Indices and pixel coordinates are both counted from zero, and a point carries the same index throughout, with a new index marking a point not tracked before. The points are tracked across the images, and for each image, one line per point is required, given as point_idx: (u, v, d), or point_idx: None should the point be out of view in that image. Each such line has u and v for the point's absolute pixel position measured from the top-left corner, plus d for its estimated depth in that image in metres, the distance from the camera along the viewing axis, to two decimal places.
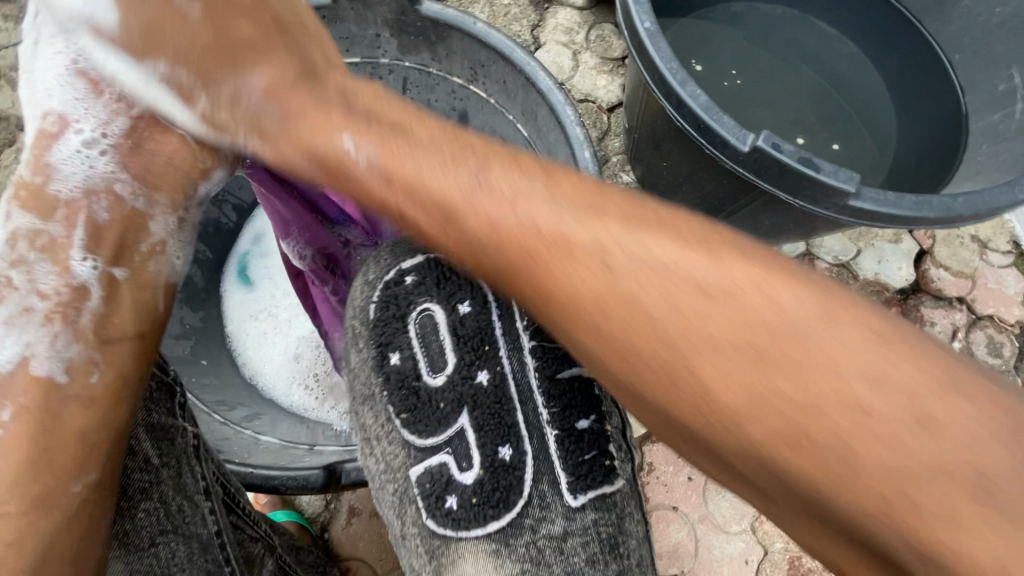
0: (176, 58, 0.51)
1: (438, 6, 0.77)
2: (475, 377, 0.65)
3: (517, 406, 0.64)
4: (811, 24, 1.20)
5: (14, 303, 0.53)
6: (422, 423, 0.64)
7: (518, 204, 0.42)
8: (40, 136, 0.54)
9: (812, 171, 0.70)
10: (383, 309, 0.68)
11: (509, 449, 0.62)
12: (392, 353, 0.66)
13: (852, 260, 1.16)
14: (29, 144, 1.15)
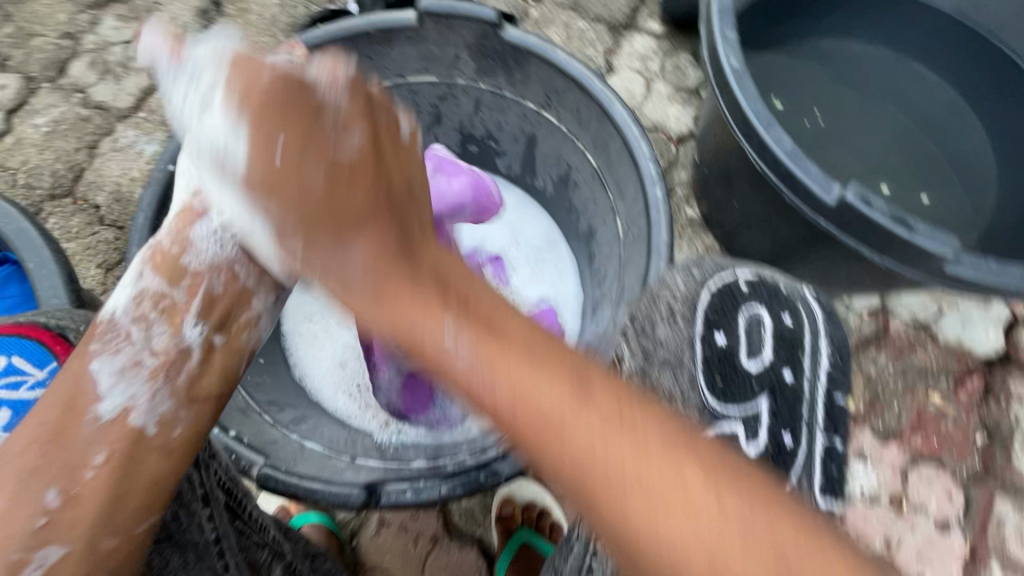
0: (291, 130, 0.47)
1: (521, 34, 0.78)
2: (779, 373, 0.68)
3: (802, 404, 0.67)
4: (908, 67, 1.13)
5: (127, 356, 0.51)
6: (735, 392, 0.66)
7: (526, 385, 0.42)
8: (183, 213, 0.56)
9: (904, 231, 0.66)
10: (700, 283, 0.67)
11: (790, 436, 0.66)
12: (720, 332, 0.67)
13: (931, 320, 1.08)
14: (125, 135, 1.24)
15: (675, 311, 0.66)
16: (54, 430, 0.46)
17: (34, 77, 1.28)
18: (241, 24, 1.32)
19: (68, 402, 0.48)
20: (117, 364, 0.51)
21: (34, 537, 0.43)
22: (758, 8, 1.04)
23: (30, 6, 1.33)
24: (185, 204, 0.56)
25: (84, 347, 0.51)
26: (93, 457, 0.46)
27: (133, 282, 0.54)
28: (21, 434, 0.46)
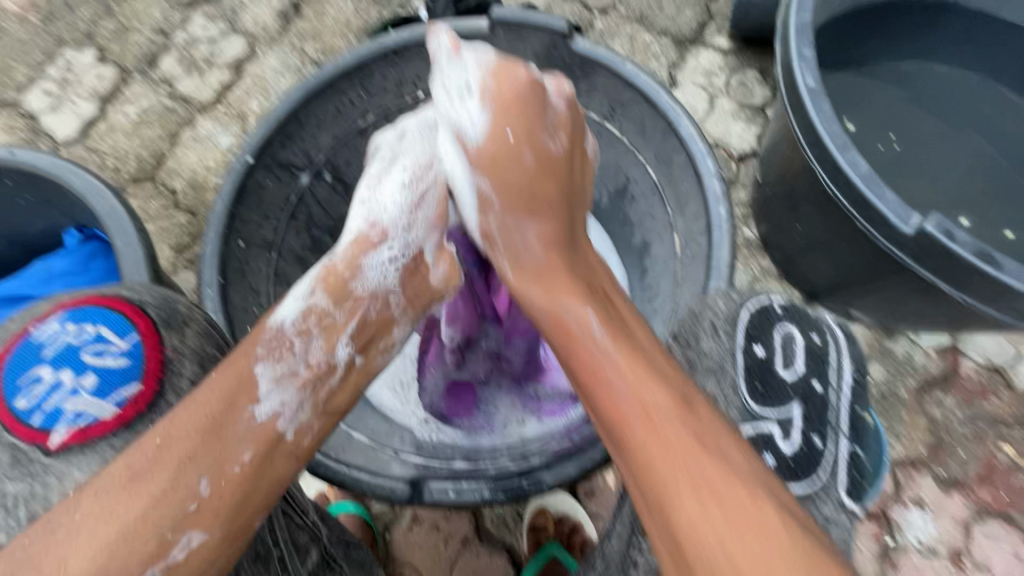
0: (494, 183, 0.63)
1: (590, 45, 0.78)
2: (812, 386, 0.61)
3: (834, 413, 0.60)
4: (996, 94, 1.06)
5: (282, 365, 0.55)
6: (769, 399, 0.60)
7: (655, 414, 0.47)
8: (359, 241, 0.63)
9: (991, 268, 0.61)
10: (737, 301, 0.63)
11: (821, 439, 0.59)
12: (756, 346, 0.62)
13: (1007, 365, 1.00)
14: (204, 126, 1.32)
15: (717, 326, 0.62)
16: (209, 421, 0.47)
17: (128, 69, 1.38)
18: (317, 26, 1.38)
19: (229, 398, 0.49)
20: (279, 370, 0.54)
21: (182, 520, 0.43)
22: (836, 27, 1.00)
23: (130, 4, 1.44)
24: (360, 234, 0.64)
25: (250, 349, 0.54)
26: (241, 453, 0.48)
27: (305, 297, 0.59)
28: (179, 419, 0.46)
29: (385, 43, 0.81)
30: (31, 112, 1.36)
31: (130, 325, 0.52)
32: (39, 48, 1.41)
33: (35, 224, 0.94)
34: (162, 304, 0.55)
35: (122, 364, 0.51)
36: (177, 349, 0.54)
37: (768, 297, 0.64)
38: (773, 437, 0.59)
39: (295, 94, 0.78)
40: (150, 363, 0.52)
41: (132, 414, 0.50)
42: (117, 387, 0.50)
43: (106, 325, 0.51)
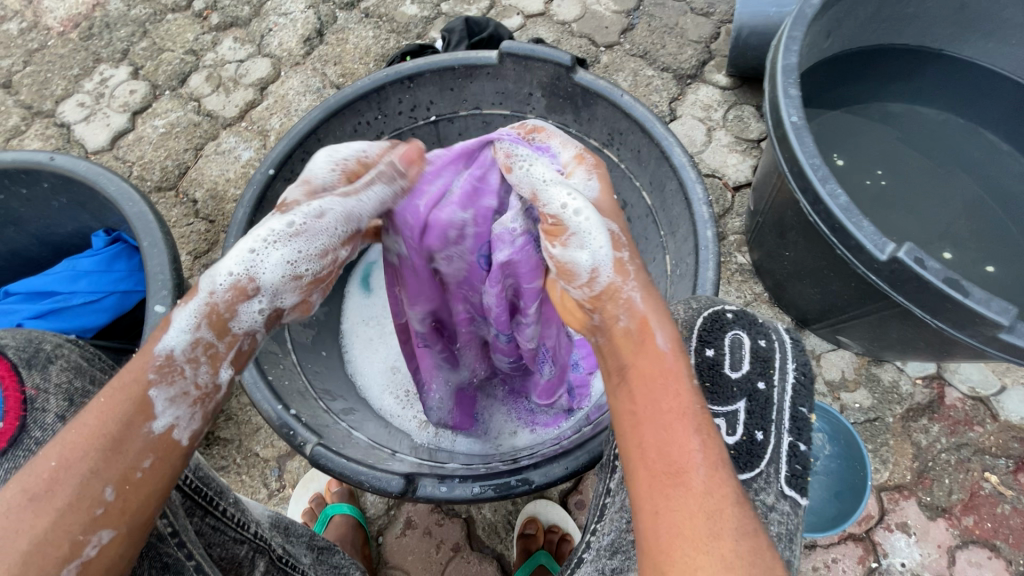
0: (622, 226, 0.55)
1: (592, 78, 0.85)
2: (755, 385, 0.58)
3: (778, 409, 0.58)
4: (978, 135, 1.12)
5: (177, 386, 0.47)
6: (717, 394, 0.58)
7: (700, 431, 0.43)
8: (234, 286, 0.50)
9: (958, 294, 0.65)
10: (693, 309, 0.61)
11: (764, 434, 0.56)
12: (707, 349, 0.59)
13: (992, 396, 1.03)
14: (227, 141, 1.39)
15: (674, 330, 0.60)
16: (105, 436, 0.42)
17: (159, 86, 1.46)
18: (339, 52, 1.47)
19: (126, 417, 0.43)
20: (173, 392, 0.46)
21: (86, 524, 0.40)
22: (824, 70, 1.06)
23: (164, 26, 1.53)
24: (235, 281, 0.50)
25: (140, 375, 0.46)
26: (140, 462, 0.43)
27: (187, 328, 0.48)
28: (72, 441, 0.41)
29: (402, 70, 0.87)
30: (66, 122, 1.44)
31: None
32: (77, 64, 1.50)
33: (64, 226, 0.99)
34: (22, 343, 0.57)
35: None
36: (39, 386, 0.55)
37: (718, 303, 0.62)
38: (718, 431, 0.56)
39: (317, 113, 0.85)
40: (9, 402, 0.52)
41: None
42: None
43: None
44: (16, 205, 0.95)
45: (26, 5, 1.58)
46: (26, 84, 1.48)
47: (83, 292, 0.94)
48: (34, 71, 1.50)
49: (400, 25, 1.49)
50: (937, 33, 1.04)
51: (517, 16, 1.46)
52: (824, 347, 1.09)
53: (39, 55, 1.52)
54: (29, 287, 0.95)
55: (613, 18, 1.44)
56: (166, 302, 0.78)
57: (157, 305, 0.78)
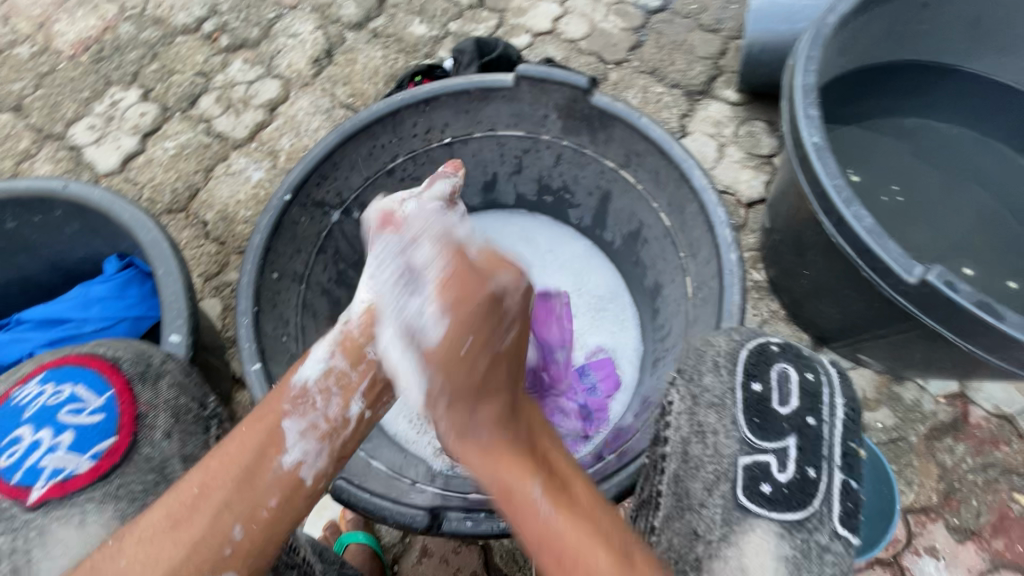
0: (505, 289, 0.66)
1: (609, 100, 0.83)
2: (805, 419, 0.56)
3: (830, 445, 0.56)
4: (994, 148, 1.11)
5: (307, 419, 0.55)
6: (768, 427, 0.56)
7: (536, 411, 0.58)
8: (365, 314, 0.61)
9: (992, 318, 0.64)
10: (735, 340, 0.60)
11: (816, 471, 0.55)
12: (754, 382, 0.58)
13: (1018, 414, 1.01)
14: (237, 162, 1.39)
15: (719, 364, 0.60)
16: (242, 468, 0.51)
17: (169, 107, 1.47)
18: (348, 72, 1.48)
19: (262, 447, 0.52)
20: (303, 424, 0.54)
21: (217, 562, 0.47)
22: (838, 85, 1.06)
23: (174, 48, 1.54)
24: (365, 308, 0.61)
25: (276, 406, 0.55)
26: (268, 499, 0.50)
27: (324, 359, 0.58)
28: (214, 469, 0.50)
29: (417, 94, 0.87)
30: (76, 145, 1.44)
31: (106, 383, 0.65)
32: (87, 86, 1.51)
33: (77, 252, 0.99)
34: (137, 360, 0.68)
35: (98, 420, 0.62)
36: (152, 403, 0.66)
37: (764, 334, 0.61)
38: (768, 467, 0.55)
39: (332, 137, 0.84)
40: (126, 416, 0.63)
41: (108, 464, 0.60)
42: (95, 442, 0.61)
43: (86, 385, 0.64)
44: (29, 232, 0.94)
45: (37, 28, 1.59)
46: (37, 107, 1.49)
47: (95, 318, 0.94)
48: (45, 94, 1.51)
49: (408, 45, 1.49)
50: (952, 48, 1.04)
51: (525, 34, 1.47)
52: (844, 365, 1.07)
53: (50, 79, 1.53)
54: (41, 314, 0.95)
55: (621, 35, 1.44)
56: (182, 331, 0.78)
57: (172, 334, 0.77)
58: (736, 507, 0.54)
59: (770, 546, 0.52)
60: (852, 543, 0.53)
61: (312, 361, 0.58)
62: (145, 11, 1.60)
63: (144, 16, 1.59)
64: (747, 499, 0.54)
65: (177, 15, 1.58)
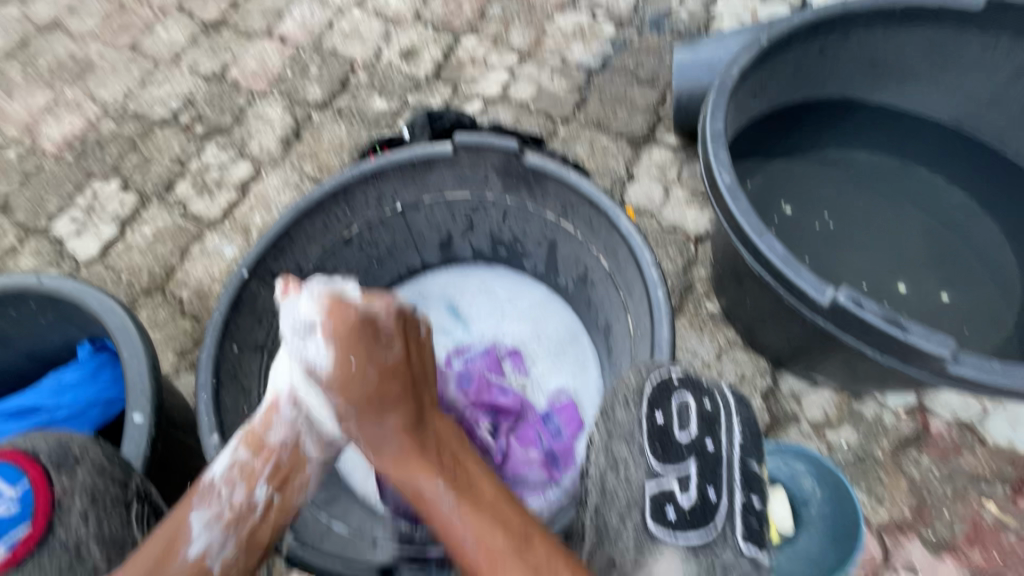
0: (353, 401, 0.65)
1: (541, 160, 0.91)
2: (703, 443, 0.59)
3: (731, 466, 0.59)
4: (915, 171, 1.18)
5: (214, 508, 0.63)
6: (669, 453, 0.59)
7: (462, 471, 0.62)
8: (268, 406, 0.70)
9: (898, 332, 0.68)
10: (642, 373, 0.64)
11: (715, 491, 0.57)
12: (658, 413, 0.61)
13: (976, 420, 1.03)
14: (212, 240, 1.46)
15: (627, 398, 0.63)
16: (152, 560, 0.57)
17: (147, 195, 1.55)
18: (315, 148, 1.57)
19: (167, 544, 0.59)
20: (209, 515, 0.62)
21: None
22: (760, 127, 1.15)
23: (153, 139, 1.65)
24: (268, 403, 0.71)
25: (186, 501, 0.63)
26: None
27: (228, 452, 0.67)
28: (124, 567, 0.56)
29: (365, 168, 0.94)
30: (58, 236, 1.51)
31: (22, 473, 0.64)
32: (70, 182, 1.60)
33: (51, 341, 1.03)
34: (56, 450, 0.68)
35: (12, 511, 0.61)
36: (66, 487, 0.65)
37: (664, 366, 0.64)
38: (673, 492, 0.57)
39: (286, 215, 0.90)
40: (40, 503, 0.63)
41: (20, 552, 0.60)
42: (9, 531, 0.60)
43: (4, 476, 0.64)
44: (5, 326, 0.98)
45: (24, 132, 1.70)
46: (22, 205, 1.57)
47: (67, 403, 0.97)
48: (30, 192, 1.59)
49: (370, 118, 1.60)
50: (858, 86, 1.14)
51: (478, 101, 1.58)
52: (803, 387, 1.10)
53: (35, 177, 1.62)
54: (14, 404, 0.97)
55: (566, 94, 1.56)
56: (145, 410, 0.81)
57: (135, 413, 0.80)
58: (646, 534, 0.55)
59: (676, 568, 0.53)
60: (758, 560, 0.55)
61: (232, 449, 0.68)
62: (125, 108, 1.71)
63: (124, 113, 1.70)
64: (656, 524, 0.56)
65: (155, 109, 1.70)
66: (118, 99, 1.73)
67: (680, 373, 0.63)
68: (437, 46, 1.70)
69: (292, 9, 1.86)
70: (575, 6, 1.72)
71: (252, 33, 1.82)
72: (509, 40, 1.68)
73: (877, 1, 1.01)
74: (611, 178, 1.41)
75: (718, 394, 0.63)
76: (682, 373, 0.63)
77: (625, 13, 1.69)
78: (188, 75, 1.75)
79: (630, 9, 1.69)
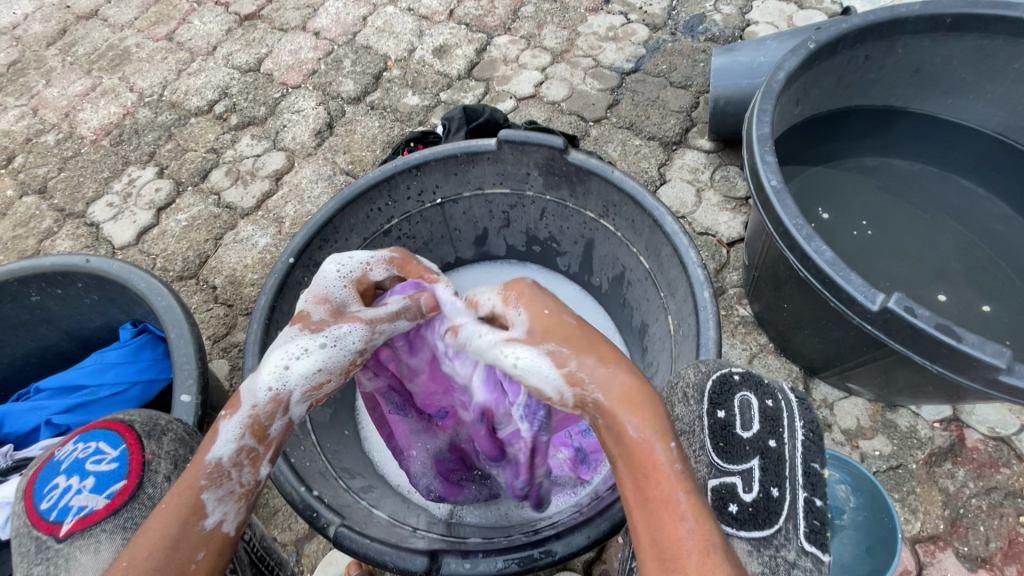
0: (563, 337, 0.55)
1: (584, 157, 0.92)
2: (766, 442, 0.60)
3: (795, 465, 0.59)
4: (955, 181, 1.18)
5: (223, 487, 0.52)
6: (733, 449, 0.60)
7: (647, 454, 0.48)
8: (274, 399, 0.58)
9: (952, 340, 0.68)
10: (702, 371, 0.64)
11: (779, 490, 0.57)
12: (719, 411, 0.61)
13: (1013, 435, 1.02)
14: (245, 229, 1.48)
15: (687, 394, 0.63)
16: (171, 537, 0.49)
17: (182, 182, 1.57)
18: (348, 141, 1.59)
19: (184, 516, 0.50)
20: (219, 493, 0.52)
21: None
22: (799, 132, 1.15)
23: (188, 128, 1.67)
24: (274, 395, 0.59)
25: (193, 480, 0.51)
26: (196, 554, 0.49)
27: (230, 440, 0.54)
28: (138, 548, 0.48)
29: (409, 161, 0.95)
30: (95, 221, 1.54)
31: (121, 437, 0.68)
32: (107, 167, 1.63)
33: (94, 320, 1.05)
34: (147, 419, 0.71)
35: (113, 467, 0.65)
36: (155, 452, 0.68)
37: (725, 364, 0.64)
38: (736, 488, 0.57)
39: (332, 204, 0.92)
40: (133, 463, 0.66)
41: (120, 502, 0.63)
42: (109, 483, 0.64)
43: (106, 441, 0.68)
44: (51, 303, 1.00)
45: (62, 118, 1.73)
46: (60, 188, 1.60)
47: (109, 383, 0.98)
48: (68, 176, 1.62)
49: (403, 114, 1.62)
50: (900, 94, 1.14)
51: (510, 99, 1.59)
52: (836, 396, 1.09)
53: (73, 162, 1.65)
54: (59, 382, 1.00)
55: (599, 95, 1.56)
56: (192, 391, 0.82)
57: (183, 394, 0.82)
58: None
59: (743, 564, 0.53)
60: (821, 558, 0.55)
61: (221, 434, 0.54)
62: (162, 97, 1.74)
63: (161, 101, 1.73)
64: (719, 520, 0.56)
65: (191, 99, 1.73)
66: (155, 88, 1.76)
67: (736, 373, 0.64)
68: (471, 44, 1.71)
69: (328, 4, 1.88)
70: (609, 8, 1.72)
71: (287, 27, 1.84)
72: (542, 40, 1.69)
73: (926, 7, 1.00)
74: (643, 180, 1.41)
75: (779, 396, 0.63)
76: (739, 373, 0.63)
77: (659, 16, 1.69)
78: (223, 66, 1.78)
79: (664, 13, 1.69)
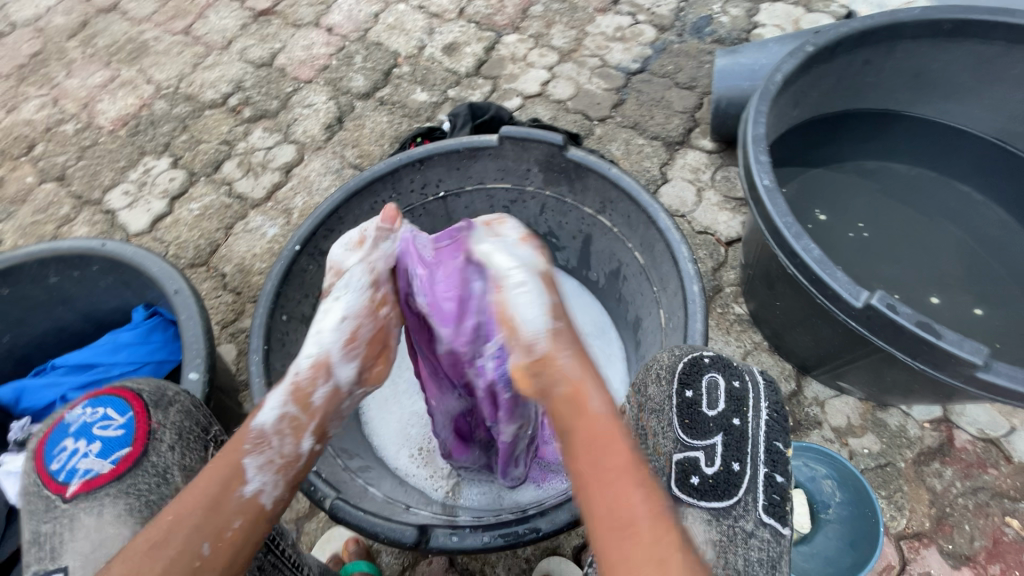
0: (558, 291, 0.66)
1: (583, 154, 0.95)
2: (729, 419, 0.62)
3: (758, 442, 0.61)
4: (954, 187, 1.20)
5: (265, 455, 0.60)
6: (697, 425, 0.62)
7: (601, 428, 0.54)
8: (314, 365, 0.67)
9: (932, 337, 0.70)
10: (675, 355, 0.68)
11: (740, 464, 0.60)
12: (687, 390, 0.64)
13: (1003, 437, 1.03)
14: (255, 219, 1.52)
15: (660, 376, 0.67)
16: (211, 499, 0.55)
17: (196, 172, 1.62)
18: (357, 136, 1.63)
19: (227, 480, 0.56)
20: (261, 459, 0.59)
21: None
22: (796, 134, 1.16)
23: (202, 120, 1.72)
24: (314, 360, 0.67)
25: (239, 447, 0.59)
26: (231, 521, 0.55)
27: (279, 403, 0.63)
28: (185, 503, 0.55)
29: (413, 154, 0.98)
30: (111, 208, 1.59)
31: (128, 405, 0.70)
32: (123, 157, 1.67)
33: (108, 302, 1.09)
34: (156, 389, 0.74)
35: (119, 434, 0.68)
36: (162, 421, 0.71)
37: (697, 348, 0.68)
38: (698, 462, 0.60)
39: (337, 194, 0.95)
40: (139, 431, 0.69)
41: (124, 468, 0.66)
42: (114, 449, 0.67)
43: (113, 407, 0.70)
44: (68, 285, 1.05)
45: (82, 108, 1.78)
46: (78, 176, 1.65)
47: (121, 362, 1.02)
48: (87, 164, 1.67)
49: (411, 110, 1.65)
50: (900, 98, 1.15)
51: (516, 97, 1.62)
52: (828, 394, 1.11)
53: (91, 151, 1.70)
54: (74, 359, 1.04)
55: (604, 95, 1.58)
56: (200, 369, 0.86)
57: (191, 371, 0.86)
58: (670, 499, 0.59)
59: (698, 532, 0.56)
60: (779, 530, 0.57)
61: (274, 405, 0.63)
62: (178, 90, 1.79)
63: (177, 93, 1.78)
64: (680, 490, 0.59)
65: (206, 92, 1.77)
66: (171, 81, 1.81)
67: (705, 356, 0.66)
68: (480, 43, 1.74)
69: (341, 1, 1.92)
70: (618, 9, 1.74)
71: (301, 22, 1.88)
72: (550, 40, 1.71)
73: (925, 12, 1.01)
74: (645, 179, 1.43)
75: (745, 377, 0.65)
76: (709, 356, 0.66)
77: (666, 17, 1.71)
78: (238, 60, 1.82)
79: (671, 14, 1.71)
